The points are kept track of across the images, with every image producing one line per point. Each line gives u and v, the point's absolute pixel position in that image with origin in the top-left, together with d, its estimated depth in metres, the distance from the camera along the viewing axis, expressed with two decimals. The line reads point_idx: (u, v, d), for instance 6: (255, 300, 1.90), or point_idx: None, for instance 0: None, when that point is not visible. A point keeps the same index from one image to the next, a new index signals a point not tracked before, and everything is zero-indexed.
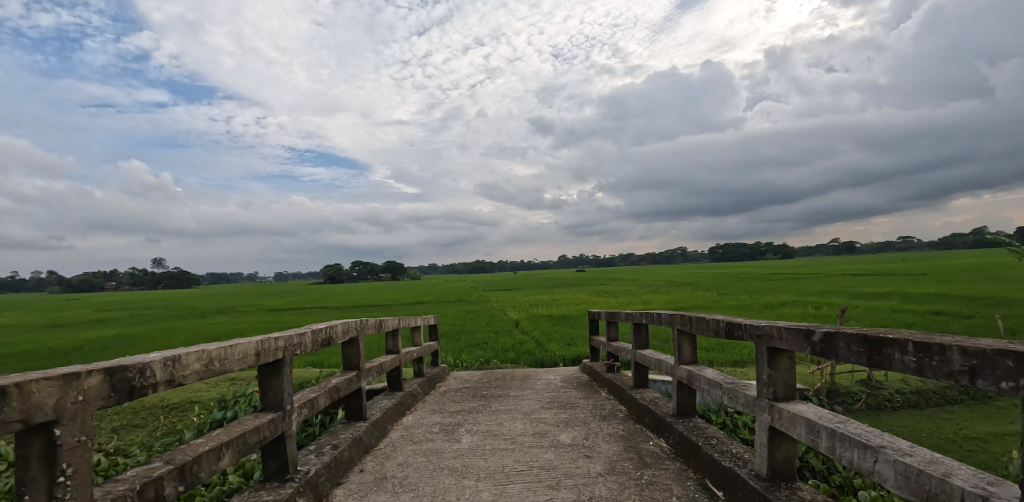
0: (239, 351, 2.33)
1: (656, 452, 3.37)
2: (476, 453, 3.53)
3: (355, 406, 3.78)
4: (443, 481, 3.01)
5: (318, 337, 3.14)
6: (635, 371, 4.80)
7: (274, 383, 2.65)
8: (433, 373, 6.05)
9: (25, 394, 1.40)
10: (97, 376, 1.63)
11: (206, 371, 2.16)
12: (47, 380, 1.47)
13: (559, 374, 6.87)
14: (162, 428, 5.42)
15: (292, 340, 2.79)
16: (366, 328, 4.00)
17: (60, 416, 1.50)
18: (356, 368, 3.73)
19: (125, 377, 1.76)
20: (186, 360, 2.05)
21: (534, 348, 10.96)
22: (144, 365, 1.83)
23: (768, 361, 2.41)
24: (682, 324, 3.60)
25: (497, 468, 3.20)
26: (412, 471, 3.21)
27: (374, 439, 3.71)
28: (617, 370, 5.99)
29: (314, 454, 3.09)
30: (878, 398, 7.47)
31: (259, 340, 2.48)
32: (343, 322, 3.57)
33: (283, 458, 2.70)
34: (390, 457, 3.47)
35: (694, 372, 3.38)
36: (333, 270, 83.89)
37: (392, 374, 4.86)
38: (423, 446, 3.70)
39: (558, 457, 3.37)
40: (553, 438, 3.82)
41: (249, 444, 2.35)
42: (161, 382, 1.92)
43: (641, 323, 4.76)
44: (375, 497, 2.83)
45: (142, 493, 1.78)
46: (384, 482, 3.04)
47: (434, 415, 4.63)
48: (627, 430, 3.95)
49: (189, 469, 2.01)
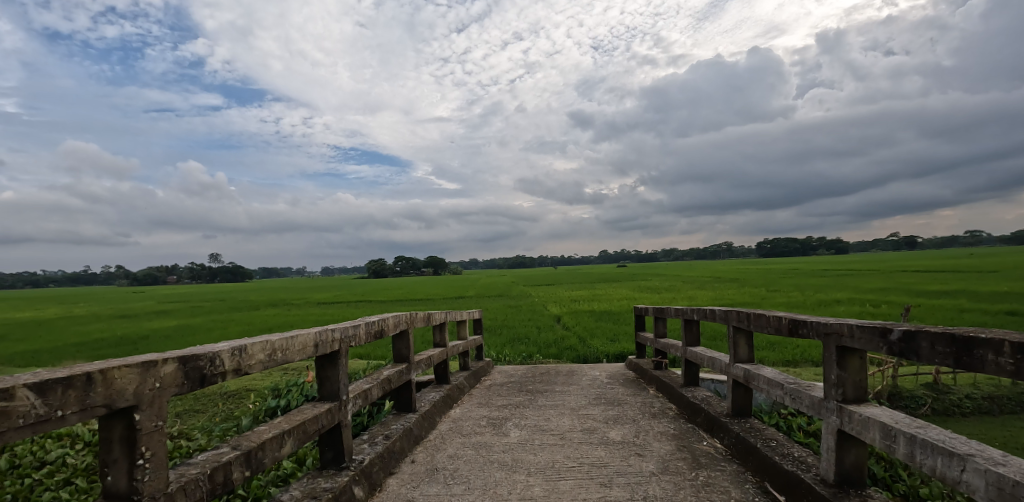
0: (300, 343, 2.41)
1: (710, 453, 3.26)
2: (525, 448, 3.53)
3: (404, 398, 3.86)
4: (494, 475, 3.02)
5: (371, 329, 3.22)
6: (685, 368, 4.66)
7: (331, 374, 2.72)
8: (478, 367, 6.11)
9: (109, 380, 1.48)
10: (172, 364, 1.72)
11: (270, 361, 2.25)
12: (128, 366, 1.55)
13: (605, 371, 6.79)
14: (220, 414, 5.71)
15: (347, 331, 2.86)
16: (416, 321, 4.08)
17: (139, 402, 1.58)
18: (406, 360, 3.79)
19: (197, 365, 1.84)
20: (252, 350, 2.13)
21: (576, 344, 10.88)
22: (214, 354, 1.92)
23: (837, 361, 2.28)
24: (739, 320, 3.47)
25: (547, 463, 3.19)
26: (462, 463, 3.24)
27: (424, 431, 3.78)
28: (665, 367, 5.86)
29: (368, 443, 3.18)
30: (945, 403, 6.97)
31: (317, 332, 2.55)
32: (395, 315, 3.64)
33: (339, 447, 2.78)
34: (440, 449, 3.52)
35: (751, 371, 3.25)
36: (376, 265, 86.11)
37: (439, 367, 4.93)
38: (472, 439, 3.73)
39: (609, 454, 3.32)
40: (603, 435, 3.78)
41: (309, 433, 2.44)
42: (229, 371, 2.01)
43: (692, 320, 4.63)
44: (427, 487, 2.88)
45: (212, 477, 1.86)
46: (436, 474, 3.09)
47: (481, 408, 4.66)
48: (679, 429, 3.85)
49: (254, 455, 2.10)
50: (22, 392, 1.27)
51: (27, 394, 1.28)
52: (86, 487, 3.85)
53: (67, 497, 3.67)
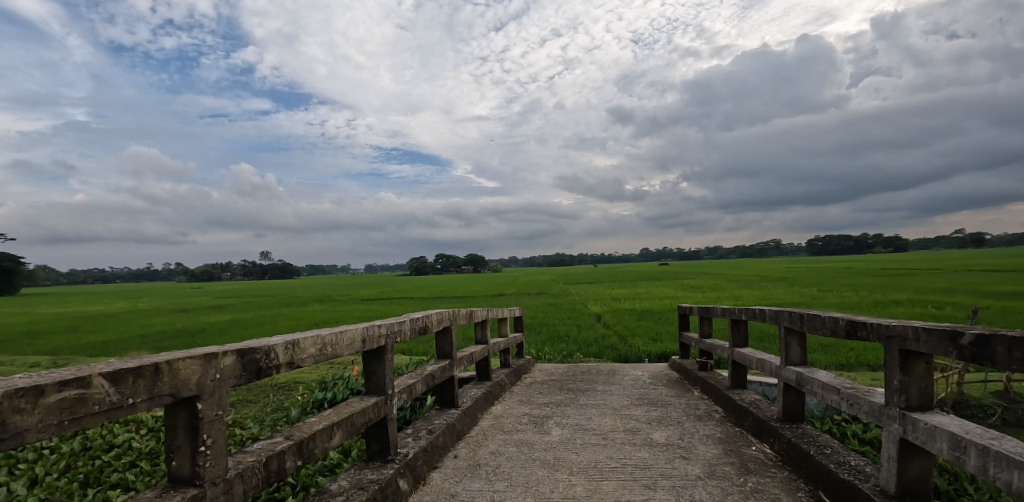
0: (349, 337, 2.48)
1: (759, 458, 3.15)
2: (566, 446, 3.52)
3: (447, 394, 3.92)
4: (536, 472, 3.03)
5: (415, 325, 3.29)
6: (732, 370, 4.52)
7: (378, 369, 2.80)
8: (519, 365, 6.13)
9: (175, 370, 1.58)
10: (231, 356, 1.81)
11: (321, 355, 2.33)
12: (192, 358, 1.64)
13: (647, 371, 6.68)
14: (271, 404, 5.98)
15: (393, 327, 2.94)
16: (458, 317, 4.13)
17: (201, 392, 1.67)
18: (449, 357, 3.85)
19: (254, 358, 1.93)
20: (304, 344, 2.22)
21: (617, 343, 10.74)
22: (269, 347, 2.01)
23: (900, 366, 2.15)
24: (790, 321, 3.33)
25: (589, 463, 3.16)
26: (504, 460, 3.26)
27: (466, 427, 3.83)
28: (710, 368, 5.70)
29: (412, 437, 3.25)
30: (1019, 414, 6.43)
31: (365, 327, 2.63)
32: (438, 312, 3.70)
33: (385, 440, 2.85)
34: (482, 445, 3.56)
35: (804, 373, 3.10)
36: (418, 262, 87.87)
37: (480, 364, 4.98)
38: (514, 437, 3.75)
39: (653, 456, 3.26)
40: (646, 436, 3.72)
41: (356, 425, 2.51)
42: (283, 364, 2.09)
43: (740, 320, 4.49)
44: (469, 483, 2.91)
45: (267, 465, 1.95)
46: (478, 469, 3.12)
47: (522, 405, 4.68)
48: (726, 433, 3.74)
49: (306, 445, 2.19)
50: (99, 380, 1.37)
51: (103, 382, 1.38)
52: (151, 469, 4.12)
53: (134, 478, 3.93)
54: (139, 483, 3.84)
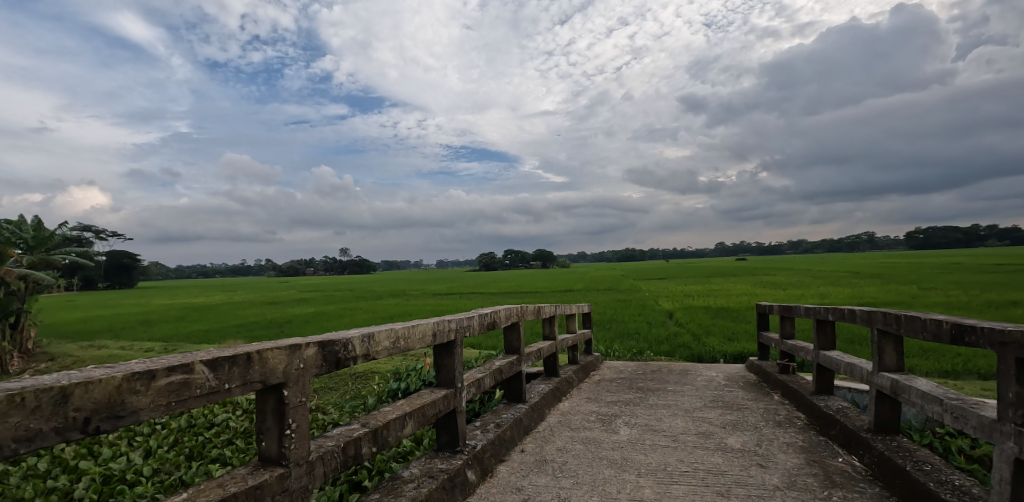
0: (420, 331, 2.56)
1: (847, 471, 2.88)
2: (635, 447, 3.42)
3: (515, 388, 3.95)
4: (603, 472, 2.98)
5: (484, 320, 3.33)
6: (817, 374, 4.17)
7: (447, 362, 2.87)
8: (587, 362, 6.06)
9: (264, 360, 1.70)
10: (313, 348, 1.93)
11: (394, 347, 2.42)
12: (278, 349, 1.76)
13: (722, 372, 6.37)
14: (350, 392, 6.36)
15: (462, 322, 2.99)
16: (526, 313, 4.14)
17: (287, 380, 1.79)
18: (517, 352, 3.87)
19: (333, 350, 2.05)
20: (378, 337, 2.32)
21: (690, 342, 10.33)
22: (347, 340, 2.12)
23: (1016, 376, 1.87)
24: (884, 324, 3.01)
25: (659, 465, 3.06)
26: (570, 457, 3.23)
27: (534, 422, 3.84)
28: (792, 371, 5.31)
29: (480, 430, 3.31)
30: None
31: (435, 322, 2.70)
32: (506, 307, 3.73)
33: (454, 431, 2.93)
34: (549, 441, 3.55)
35: (901, 381, 2.80)
36: (486, 257, 89.44)
37: (548, 360, 4.96)
38: (581, 434, 3.71)
39: (726, 462, 3.09)
40: (718, 440, 3.54)
41: (427, 416, 2.59)
42: (360, 356, 2.20)
43: (826, 320, 4.14)
44: (535, 478, 2.92)
45: (345, 450, 2.06)
46: (545, 465, 3.12)
47: (590, 403, 4.62)
48: (809, 442, 3.46)
49: (380, 433, 2.29)
50: (200, 366, 1.51)
51: (203, 369, 1.52)
52: (244, 447, 4.51)
53: (230, 454, 4.33)
54: (233, 459, 4.22)
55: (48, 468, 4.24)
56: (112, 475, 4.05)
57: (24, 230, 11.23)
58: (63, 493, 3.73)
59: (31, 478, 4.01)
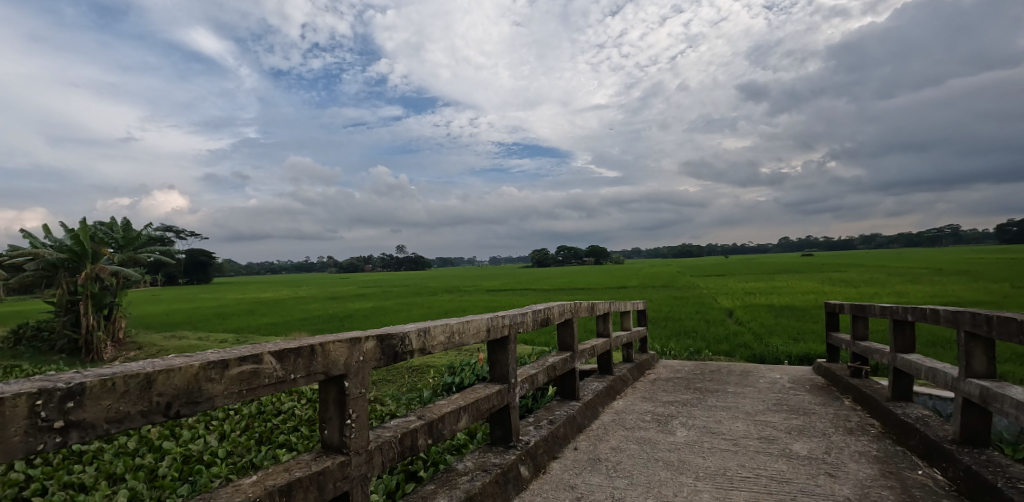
0: (474, 327, 2.58)
1: (928, 484, 2.64)
2: (693, 450, 3.29)
3: (569, 386, 3.91)
4: (659, 473, 2.89)
5: (537, 317, 3.30)
6: (893, 378, 3.85)
7: (501, 358, 2.87)
8: (642, 360, 5.91)
9: (326, 352, 1.75)
10: (372, 341, 1.98)
11: (449, 342, 2.45)
12: (339, 341, 1.82)
13: (787, 374, 6.02)
14: (406, 385, 6.55)
15: (515, 318, 2.99)
16: (580, 310, 4.08)
17: (348, 371, 1.85)
18: (570, 349, 3.81)
19: (391, 343, 2.09)
20: (434, 332, 2.35)
21: (751, 342, 9.85)
22: (404, 334, 2.16)
23: None
24: (973, 325, 2.73)
25: (718, 469, 2.93)
26: (625, 457, 3.16)
27: (587, 420, 3.79)
28: (866, 375, 4.94)
29: (533, 426, 3.30)
30: None
31: (489, 317, 2.71)
32: (560, 304, 3.69)
33: (507, 426, 2.94)
34: (602, 440, 3.49)
35: (992, 388, 2.53)
36: (538, 252, 89.32)
37: (602, 357, 4.88)
38: (636, 434, 3.61)
39: (792, 469, 2.91)
40: (783, 445, 3.34)
41: (481, 411, 2.61)
42: (416, 350, 2.24)
43: (904, 321, 3.81)
44: (589, 476, 2.87)
45: (402, 440, 2.11)
46: (598, 464, 3.06)
47: (645, 403, 4.49)
48: (885, 451, 3.20)
49: (435, 426, 2.32)
50: (268, 357, 1.59)
51: (272, 359, 1.60)
52: (308, 434, 4.74)
53: (295, 441, 4.56)
54: (298, 445, 4.44)
55: (137, 447, 4.66)
56: (191, 455, 4.38)
57: (115, 231, 12.40)
58: (149, 470, 4.08)
59: (122, 455, 4.41)
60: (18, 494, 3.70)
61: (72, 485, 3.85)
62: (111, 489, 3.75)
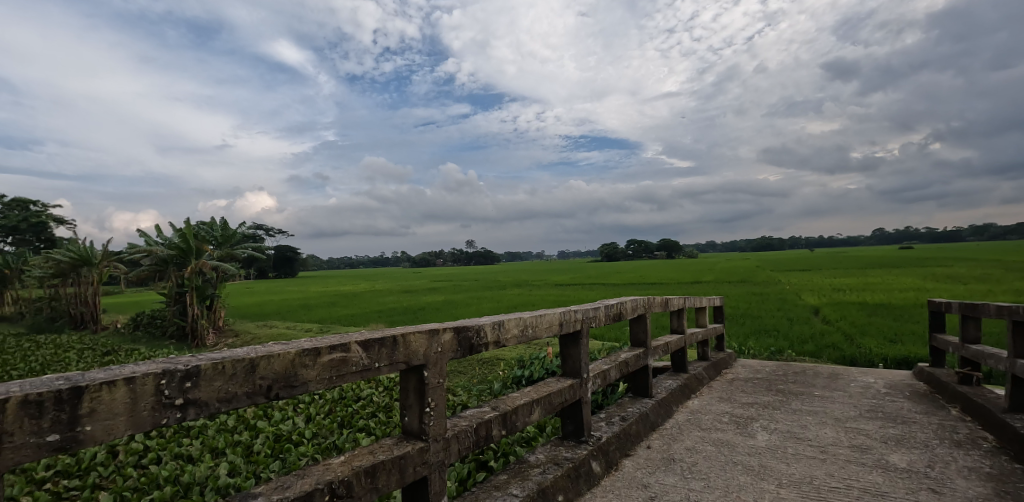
0: (547, 321, 2.57)
1: None
2: (775, 455, 3.09)
3: (641, 382, 3.81)
4: (738, 477, 2.75)
5: (610, 311, 3.24)
6: (1011, 387, 3.40)
7: (573, 353, 2.85)
8: (718, 359, 5.64)
9: (407, 343, 1.82)
10: (450, 333, 2.03)
11: (523, 335, 2.46)
12: (419, 332, 1.88)
13: (883, 378, 5.49)
14: (476, 377, 6.69)
15: (588, 313, 2.95)
16: (653, 305, 3.96)
17: (427, 362, 1.90)
18: (643, 345, 3.71)
19: (467, 335, 2.13)
20: (508, 325, 2.37)
21: (840, 342, 9.09)
22: (479, 326, 2.20)
23: None
24: None
25: (803, 477, 2.73)
26: (701, 458, 3.03)
27: (660, 418, 3.68)
28: (978, 382, 4.39)
29: (604, 422, 3.26)
30: None
31: (561, 311, 2.69)
32: (632, 299, 3.59)
33: (579, 421, 2.91)
34: (677, 440, 3.37)
35: None
36: (607, 246, 87.53)
37: (675, 355, 4.70)
38: (713, 435, 3.45)
39: (890, 482, 2.65)
40: (877, 455, 3.06)
41: (554, 405, 2.60)
42: (491, 342, 2.28)
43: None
44: (663, 476, 2.78)
45: (477, 431, 2.16)
46: (673, 464, 2.97)
47: (723, 403, 4.28)
48: (1000, 468, 2.83)
49: (509, 418, 2.35)
50: (355, 346, 1.67)
51: (358, 349, 1.68)
52: (385, 420, 4.98)
53: (373, 426, 4.80)
54: (377, 430, 4.66)
55: (235, 425, 5.14)
56: (282, 435, 4.75)
57: (215, 229, 13.66)
58: (246, 446, 4.48)
59: (223, 432, 4.88)
60: (139, 461, 4.20)
61: (182, 456, 4.30)
62: (214, 461, 4.15)
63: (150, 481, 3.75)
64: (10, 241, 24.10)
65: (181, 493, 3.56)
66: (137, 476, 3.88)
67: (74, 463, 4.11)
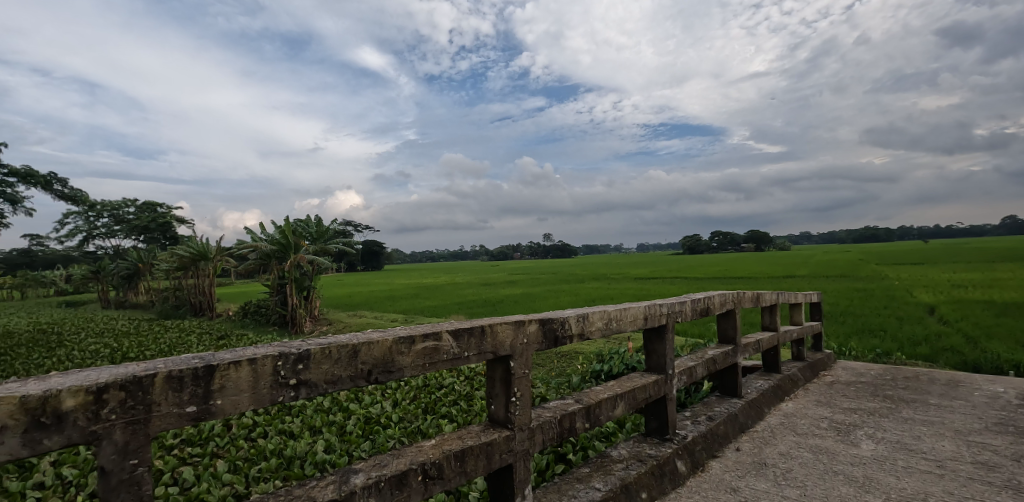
0: (632, 314, 2.52)
1: None
2: (882, 467, 2.81)
3: (730, 382, 3.63)
4: (839, 488, 2.53)
5: (696, 306, 3.11)
6: None
7: (658, 348, 2.77)
8: (815, 359, 5.21)
9: (494, 333, 1.87)
10: (535, 324, 2.05)
11: (607, 328, 2.43)
12: (505, 323, 1.92)
13: (1017, 387, 4.80)
14: (555, 370, 6.72)
15: (673, 307, 2.85)
16: (743, 300, 3.74)
17: (513, 352, 1.94)
18: (732, 342, 3.52)
19: (553, 327, 2.15)
20: (592, 318, 2.36)
21: (963, 345, 8.05)
22: (564, 318, 2.20)
23: None
24: None
25: (916, 493, 2.46)
26: (797, 465, 2.83)
27: (751, 420, 3.48)
28: None
29: (690, 420, 3.15)
30: None
31: (646, 305, 2.62)
32: (720, 293, 3.42)
33: (663, 418, 2.83)
34: (769, 443, 3.16)
35: None
36: (689, 239, 83.72)
37: (767, 354, 4.42)
38: (809, 441, 3.20)
39: None
40: (1008, 475, 2.68)
41: (638, 400, 2.55)
42: (576, 335, 2.27)
43: None
44: (754, 481, 2.63)
45: (561, 422, 2.17)
46: (764, 469, 2.79)
47: (821, 407, 3.95)
48: None
49: (593, 411, 2.33)
50: (446, 335, 1.74)
51: (449, 339, 1.76)
52: (466, 408, 5.14)
53: (455, 413, 4.98)
54: (458, 417, 4.84)
55: (330, 406, 5.57)
56: (372, 417, 5.08)
57: (310, 226, 14.80)
58: (339, 426, 4.84)
59: (320, 412, 5.31)
60: (249, 434, 4.68)
61: (285, 431, 4.73)
62: (312, 438, 4.53)
63: (258, 453, 4.16)
64: (143, 239, 27.68)
65: (285, 465, 3.92)
66: (247, 448, 4.32)
67: (196, 433, 4.66)
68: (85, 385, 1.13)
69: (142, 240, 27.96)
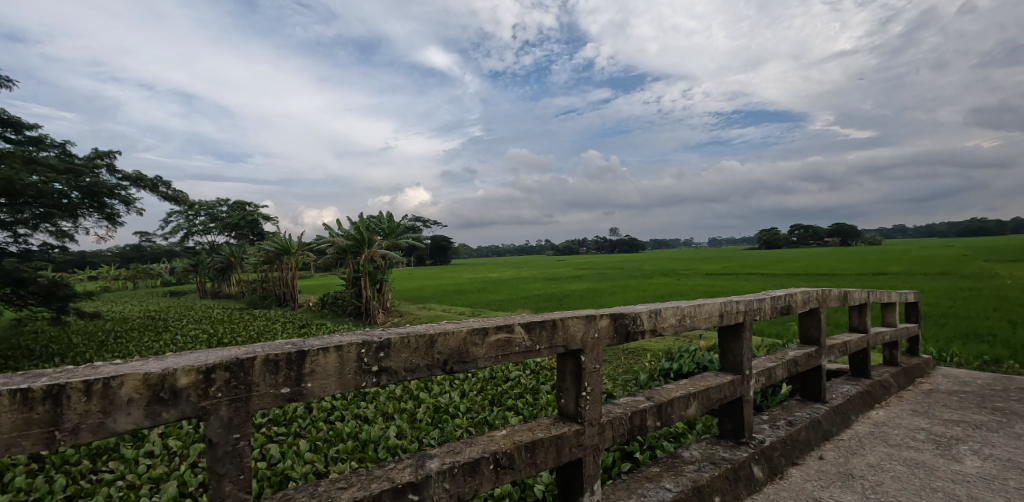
0: (707, 311, 2.43)
1: None
2: (990, 486, 2.53)
3: (813, 385, 3.40)
4: None
5: (776, 304, 2.94)
6: None
7: (734, 347, 2.65)
8: (912, 365, 4.75)
9: (565, 327, 1.87)
10: (606, 319, 2.04)
11: (680, 325, 2.36)
12: (576, 317, 1.92)
13: None
14: (621, 367, 6.62)
15: (751, 304, 2.72)
16: (829, 299, 3.48)
17: (584, 346, 1.94)
18: (816, 343, 3.30)
19: (624, 322, 2.12)
20: (665, 314, 2.30)
21: None
22: (636, 314, 2.17)
23: None
24: None
25: None
26: (889, 478, 2.61)
27: (836, 428, 3.24)
28: None
29: (767, 425, 2.98)
30: None
31: (722, 302, 2.52)
32: (803, 291, 3.21)
33: (739, 420, 2.71)
34: (857, 454, 2.93)
35: None
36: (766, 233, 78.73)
37: (856, 357, 4.08)
38: (904, 454, 2.93)
39: None
40: None
41: (712, 400, 2.46)
42: (648, 330, 2.23)
43: None
44: (839, 492, 2.46)
45: (631, 419, 2.14)
46: (851, 480, 2.60)
47: (918, 418, 3.61)
48: None
49: (664, 409, 2.28)
50: (518, 328, 1.77)
51: (521, 332, 1.78)
52: (532, 402, 5.20)
53: (521, 406, 5.05)
54: (524, 410, 4.90)
55: (402, 393, 5.83)
56: (440, 406, 5.27)
57: (382, 221, 15.46)
58: (411, 413, 5.06)
59: (392, 399, 5.58)
60: (328, 417, 5.01)
61: (361, 415, 5.03)
62: (385, 423, 4.78)
63: (337, 435, 4.45)
64: (234, 235, 30.24)
65: (360, 447, 4.17)
66: (326, 429, 4.64)
67: (282, 414, 5.05)
68: (196, 366, 1.27)
69: (234, 236, 30.51)
